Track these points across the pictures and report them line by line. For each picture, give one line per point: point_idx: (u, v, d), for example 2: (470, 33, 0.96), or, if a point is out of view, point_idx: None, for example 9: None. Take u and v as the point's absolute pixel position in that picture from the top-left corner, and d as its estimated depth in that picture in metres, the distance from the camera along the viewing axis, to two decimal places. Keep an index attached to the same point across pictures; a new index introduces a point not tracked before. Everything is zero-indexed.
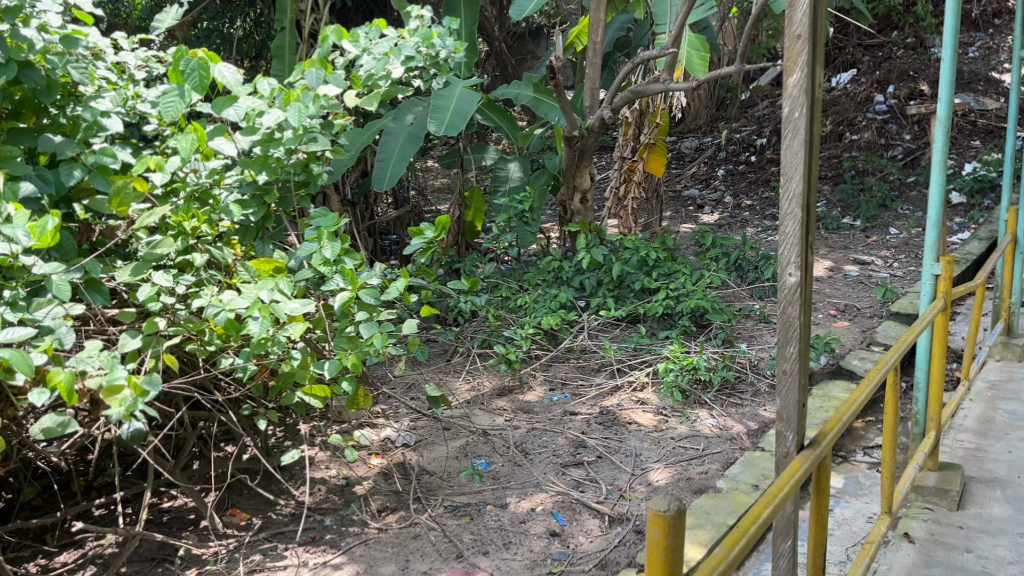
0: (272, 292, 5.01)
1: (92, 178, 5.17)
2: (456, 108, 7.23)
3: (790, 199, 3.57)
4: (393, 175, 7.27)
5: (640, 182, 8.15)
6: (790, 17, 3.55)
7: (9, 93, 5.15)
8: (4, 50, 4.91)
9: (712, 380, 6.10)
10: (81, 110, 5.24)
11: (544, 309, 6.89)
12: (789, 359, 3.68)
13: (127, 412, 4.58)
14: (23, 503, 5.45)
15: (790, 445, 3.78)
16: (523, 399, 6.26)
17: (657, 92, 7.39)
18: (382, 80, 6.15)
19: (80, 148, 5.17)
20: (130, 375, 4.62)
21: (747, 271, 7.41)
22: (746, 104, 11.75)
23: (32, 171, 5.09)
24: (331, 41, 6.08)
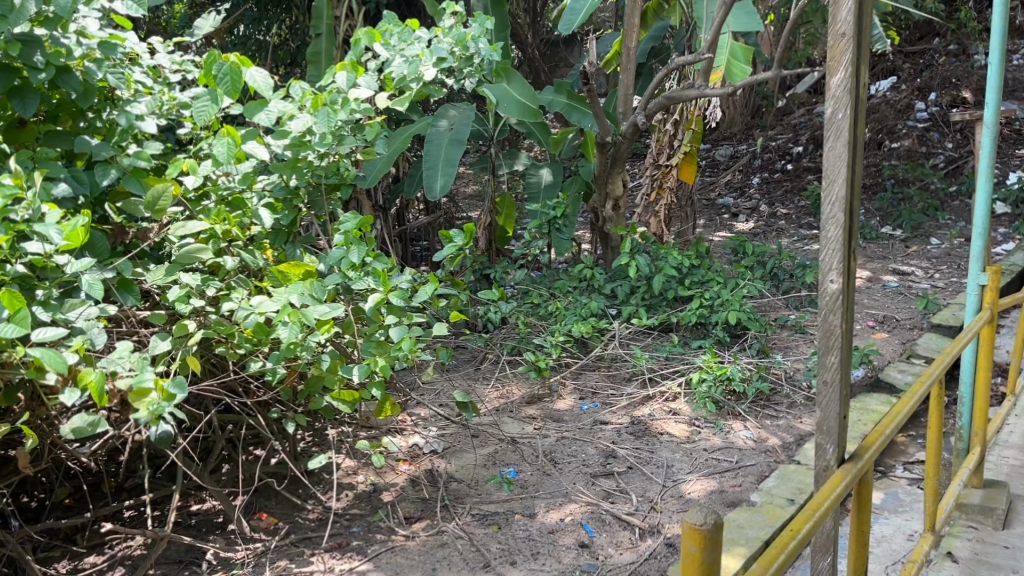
0: (303, 295, 4.95)
1: (126, 181, 5.13)
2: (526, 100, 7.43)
3: (831, 203, 3.53)
4: (445, 184, 7.18)
5: (674, 190, 8.06)
6: (834, 16, 3.51)
7: (47, 96, 5.14)
8: (43, 54, 4.90)
9: (746, 392, 6.00)
10: (116, 114, 5.24)
11: (574, 317, 6.82)
12: (829, 369, 3.65)
13: (153, 416, 4.56)
14: (55, 504, 5.44)
15: (830, 458, 3.73)
16: (553, 407, 6.17)
17: (692, 98, 7.29)
18: (414, 83, 6.15)
19: (115, 149, 5.13)
20: (158, 378, 4.59)
21: (782, 280, 7.28)
22: (783, 111, 11.62)
23: (68, 171, 5.06)
24: (364, 43, 6.14)
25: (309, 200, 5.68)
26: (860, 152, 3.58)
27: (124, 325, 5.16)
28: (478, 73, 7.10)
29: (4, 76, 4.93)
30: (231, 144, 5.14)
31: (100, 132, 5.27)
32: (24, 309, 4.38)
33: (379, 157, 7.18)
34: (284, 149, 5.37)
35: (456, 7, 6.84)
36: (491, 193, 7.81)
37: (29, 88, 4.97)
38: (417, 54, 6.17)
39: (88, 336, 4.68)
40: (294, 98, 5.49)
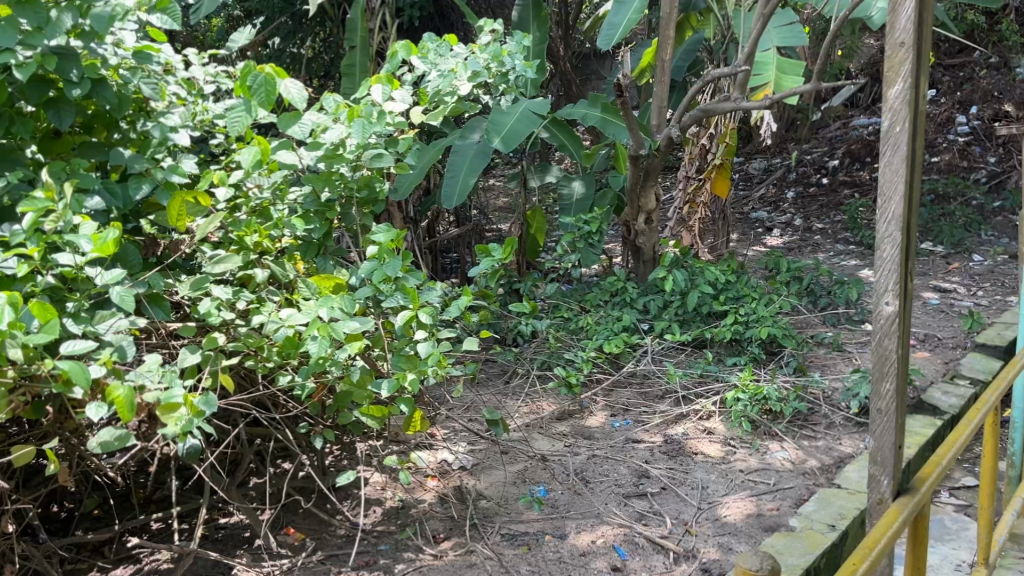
0: (332, 309, 4.83)
1: (159, 194, 5.02)
2: (514, 126, 7.05)
3: (888, 222, 3.62)
4: (463, 192, 7.12)
5: (707, 204, 7.95)
6: (893, 25, 3.57)
7: (82, 107, 5.07)
8: (79, 66, 4.84)
9: (784, 411, 5.86)
10: (150, 125, 5.17)
11: (606, 332, 6.71)
12: (885, 397, 3.75)
13: (182, 432, 4.41)
14: (83, 515, 5.37)
15: (885, 492, 3.80)
16: (585, 424, 6.06)
17: (727, 111, 7.16)
18: (449, 96, 6.04)
19: (150, 162, 5.04)
20: (187, 393, 4.45)
21: (819, 296, 7.11)
22: (818, 124, 11.47)
23: (101, 184, 4.96)
24: (400, 57, 6.03)
25: (340, 213, 5.55)
26: (916, 170, 3.64)
27: (155, 337, 5.08)
28: (513, 89, 7.08)
29: (38, 88, 4.86)
30: (258, 154, 5.05)
31: (134, 144, 5.21)
32: (52, 320, 4.25)
33: (410, 172, 7.11)
34: (317, 161, 5.30)
35: (492, 22, 6.83)
36: (522, 205, 7.71)
37: (64, 101, 4.91)
38: (452, 68, 6.10)
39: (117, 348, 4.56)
40: (328, 110, 5.46)
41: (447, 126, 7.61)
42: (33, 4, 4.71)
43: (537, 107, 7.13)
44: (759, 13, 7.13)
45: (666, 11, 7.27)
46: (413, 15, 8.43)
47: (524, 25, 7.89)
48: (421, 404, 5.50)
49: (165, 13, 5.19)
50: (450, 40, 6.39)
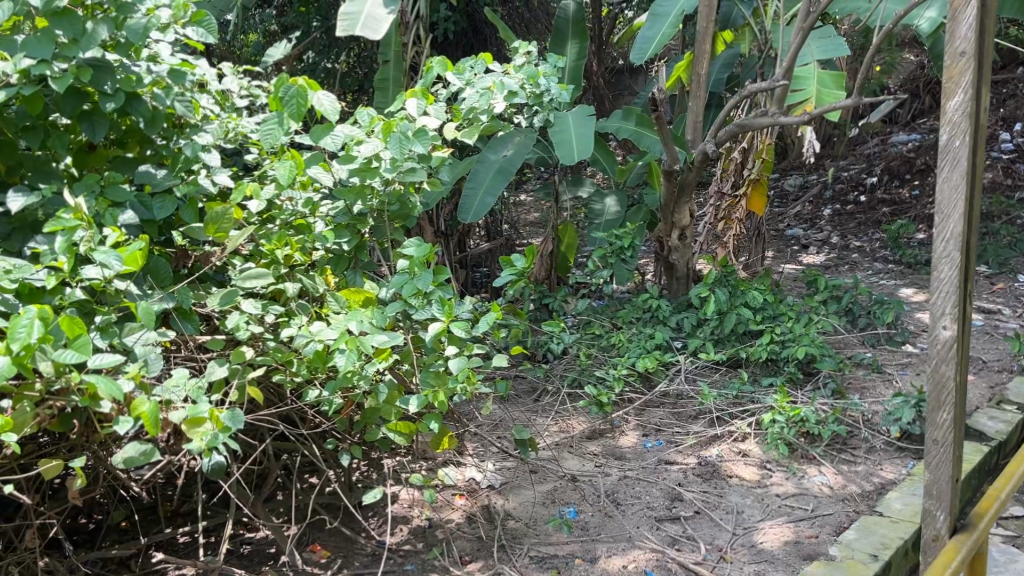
0: (360, 322, 4.72)
1: (184, 211, 4.99)
2: (578, 136, 6.90)
3: (947, 241, 3.85)
4: (479, 209, 6.94)
5: (742, 221, 7.82)
6: (953, 35, 3.78)
7: (116, 124, 5.03)
8: (116, 79, 4.79)
9: (822, 434, 5.71)
10: (182, 142, 5.14)
11: (638, 350, 6.58)
12: (942, 426, 4.00)
13: (207, 449, 4.20)
14: (110, 527, 5.28)
15: (942, 530, 4.08)
16: (616, 444, 5.93)
17: (766, 126, 6.99)
18: (484, 113, 5.92)
19: (180, 179, 5.06)
20: (213, 407, 4.24)
21: (858, 316, 6.92)
22: (856, 141, 11.31)
23: (134, 197, 4.94)
24: (435, 73, 5.86)
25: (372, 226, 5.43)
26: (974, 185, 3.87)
27: (183, 352, 4.98)
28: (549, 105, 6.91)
29: (71, 101, 4.80)
30: (293, 167, 5.00)
31: (166, 160, 5.17)
32: (83, 334, 4.12)
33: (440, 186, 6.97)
34: (350, 174, 5.22)
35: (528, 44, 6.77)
36: (554, 220, 7.59)
37: (98, 113, 4.87)
38: (488, 85, 6.00)
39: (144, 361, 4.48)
40: (362, 124, 5.33)
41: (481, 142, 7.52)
42: (70, 16, 4.66)
43: (583, 114, 7.03)
44: (798, 27, 7.01)
45: (703, 25, 7.15)
46: (446, 28, 8.36)
47: (562, 41, 7.67)
48: (450, 421, 5.38)
49: (201, 27, 5.19)
50: (485, 60, 6.25)
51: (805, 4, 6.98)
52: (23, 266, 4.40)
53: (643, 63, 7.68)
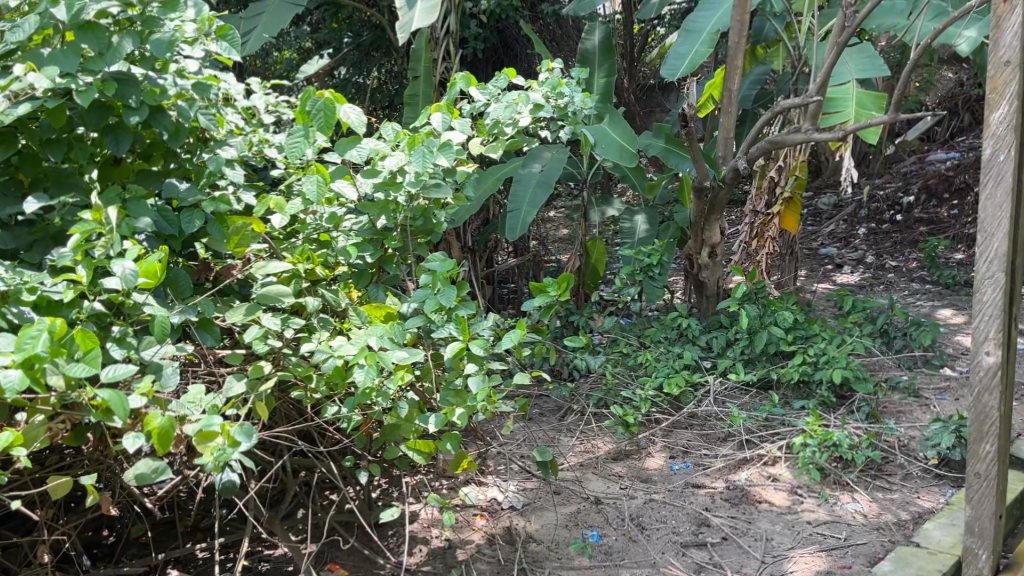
0: (381, 339, 4.48)
1: (209, 227, 4.72)
2: (624, 141, 6.94)
3: (989, 261, 4.21)
4: (524, 224, 6.87)
5: (775, 239, 7.60)
6: (997, 47, 4.13)
7: (140, 136, 4.83)
8: (139, 92, 4.58)
9: (855, 460, 5.51)
10: (206, 156, 4.94)
11: (666, 369, 6.40)
12: (985, 454, 4.33)
13: (218, 465, 3.98)
14: (130, 540, 5.08)
15: (982, 565, 4.44)
16: (642, 466, 5.76)
17: (799, 143, 6.81)
18: (508, 126, 5.78)
19: (203, 194, 4.76)
20: (224, 421, 4.02)
21: (894, 338, 6.68)
22: (892, 159, 11.10)
23: (155, 211, 4.65)
24: (459, 87, 5.66)
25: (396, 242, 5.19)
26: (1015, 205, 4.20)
27: (201, 366, 4.66)
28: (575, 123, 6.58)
29: (95, 115, 4.60)
30: (320, 182, 4.83)
31: (190, 174, 4.97)
32: (95, 346, 3.89)
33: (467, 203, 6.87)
34: (374, 189, 5.00)
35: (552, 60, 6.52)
36: (582, 235, 7.48)
37: (122, 127, 4.68)
38: (513, 99, 5.84)
39: (160, 376, 4.20)
40: (387, 140, 5.10)
41: (509, 158, 7.39)
42: (95, 29, 4.47)
43: (621, 122, 7.07)
44: (832, 43, 6.83)
45: (736, 41, 6.95)
46: (475, 45, 8.25)
47: (591, 61, 7.53)
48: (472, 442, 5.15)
49: (223, 40, 4.92)
50: (508, 74, 6.03)
51: (839, 20, 6.80)
52: (39, 277, 4.18)
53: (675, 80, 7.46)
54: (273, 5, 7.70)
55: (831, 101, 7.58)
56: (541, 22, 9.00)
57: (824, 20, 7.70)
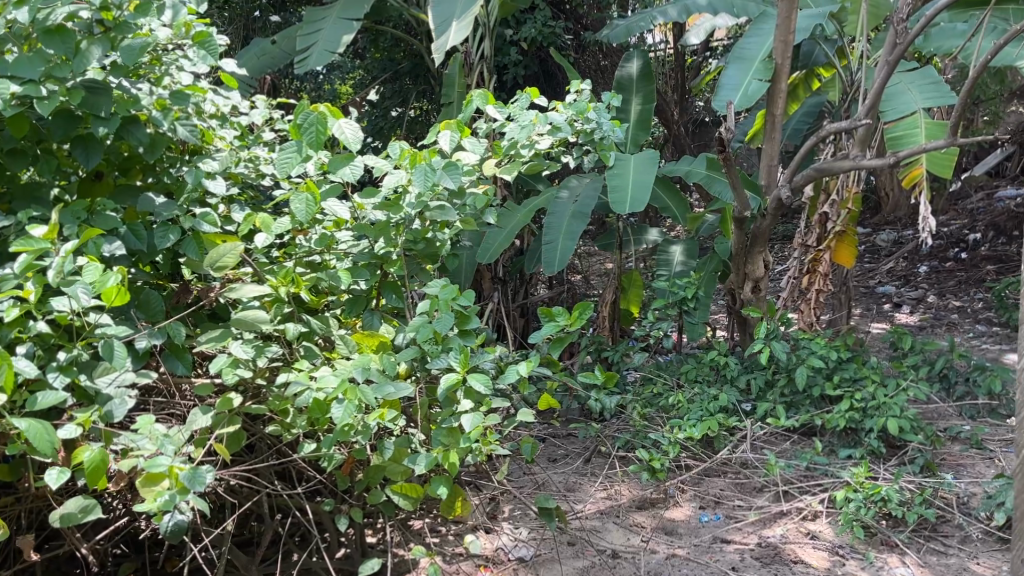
0: (368, 370, 4.00)
1: (185, 245, 4.09)
2: (635, 181, 5.99)
3: None
4: (563, 258, 6.03)
5: (828, 274, 6.67)
6: None
7: (115, 147, 4.17)
8: (110, 99, 3.95)
9: (906, 519, 4.94)
10: (186, 170, 4.25)
11: (700, 412, 5.73)
12: None
13: (156, 508, 3.51)
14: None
15: None
16: (667, 517, 5.22)
17: (848, 171, 6.11)
18: (525, 150, 5.35)
19: (181, 209, 4.12)
20: (173, 463, 3.55)
21: (955, 384, 5.91)
22: (956, 195, 10.47)
23: (124, 226, 4.01)
24: (474, 105, 5.31)
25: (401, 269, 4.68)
26: None
27: (166, 397, 4.11)
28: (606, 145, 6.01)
29: (62, 124, 3.96)
30: (310, 201, 4.30)
31: (169, 189, 4.29)
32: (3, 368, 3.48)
33: (494, 233, 6.15)
34: (374, 210, 4.54)
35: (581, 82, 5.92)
36: (618, 267, 6.79)
37: (92, 137, 4.02)
38: (532, 119, 5.35)
39: (107, 409, 3.63)
40: (393, 158, 4.68)
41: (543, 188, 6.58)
42: (62, 32, 3.86)
43: (648, 160, 6.08)
44: (883, 62, 6.25)
45: (779, 62, 6.33)
46: (517, 73, 7.44)
47: (628, 88, 6.71)
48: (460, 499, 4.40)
49: (201, 49, 4.24)
50: (530, 93, 5.49)
51: (891, 36, 6.15)
52: None
53: (727, 113, 6.71)
54: (330, 22, 6.68)
55: (898, 138, 6.74)
56: (582, 55, 8.02)
57: (876, 44, 7.06)
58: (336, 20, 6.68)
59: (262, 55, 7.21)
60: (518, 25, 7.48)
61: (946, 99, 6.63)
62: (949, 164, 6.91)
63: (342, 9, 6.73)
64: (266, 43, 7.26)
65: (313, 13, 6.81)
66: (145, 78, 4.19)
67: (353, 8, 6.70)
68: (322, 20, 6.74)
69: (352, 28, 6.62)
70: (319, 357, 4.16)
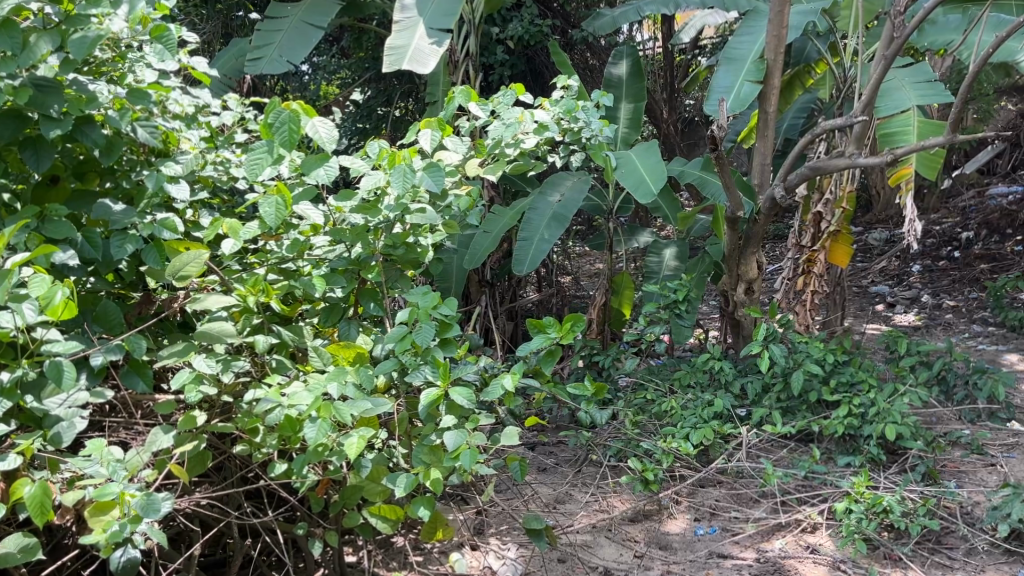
0: (344, 385, 3.79)
1: (146, 253, 3.91)
2: (647, 167, 5.78)
3: None
4: (535, 259, 5.85)
5: (823, 275, 6.45)
6: None
7: (69, 150, 4.01)
8: (61, 98, 3.79)
9: (910, 531, 4.73)
10: (146, 173, 4.03)
11: (694, 419, 5.50)
12: None
13: (105, 539, 3.31)
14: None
15: None
16: (661, 530, 5.02)
17: (844, 168, 5.88)
18: (509, 149, 5.11)
19: (140, 217, 3.92)
20: (126, 490, 3.37)
21: (953, 387, 5.66)
22: (948, 193, 10.26)
23: (77, 233, 3.84)
24: (456, 103, 5.06)
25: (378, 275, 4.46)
26: None
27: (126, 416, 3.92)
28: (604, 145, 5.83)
29: (11, 125, 3.81)
30: (280, 205, 4.10)
31: (129, 194, 4.09)
32: None
33: (479, 235, 5.93)
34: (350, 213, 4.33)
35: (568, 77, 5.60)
36: (608, 269, 6.53)
37: (42, 141, 3.86)
38: (517, 117, 5.12)
39: (55, 431, 3.51)
40: (371, 157, 4.45)
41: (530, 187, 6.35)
42: (7, 26, 3.70)
43: (649, 150, 5.90)
44: (880, 57, 6.03)
45: (772, 58, 6.09)
46: (503, 73, 7.18)
47: (616, 88, 6.51)
48: (444, 517, 4.19)
49: (158, 43, 4.09)
50: (515, 89, 5.23)
51: (888, 30, 5.97)
52: None
53: (719, 115, 6.51)
54: (291, 24, 6.50)
55: (891, 135, 6.53)
56: (571, 54, 7.71)
57: (871, 39, 6.83)
58: (297, 22, 6.50)
59: (236, 56, 6.99)
60: (504, 22, 7.23)
61: (941, 97, 6.40)
62: (936, 165, 6.77)
63: (306, 11, 6.54)
64: (241, 43, 7.03)
65: (276, 11, 6.61)
66: (108, 75, 4.07)
67: (318, 12, 6.50)
68: (283, 19, 6.55)
69: (313, 34, 6.44)
70: (290, 370, 3.95)
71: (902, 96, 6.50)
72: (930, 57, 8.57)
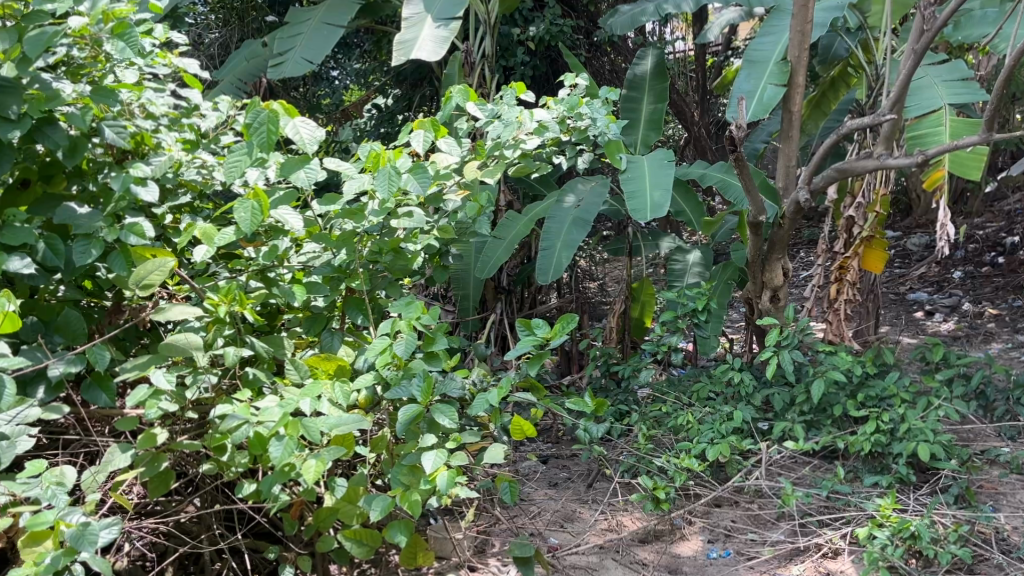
0: (318, 401, 3.57)
1: (111, 259, 3.72)
2: (653, 183, 5.43)
3: None
4: (560, 266, 5.53)
5: (855, 282, 6.00)
6: None
7: (32, 151, 3.85)
8: (21, 99, 3.66)
9: (938, 558, 4.40)
10: (113, 174, 3.83)
11: (711, 433, 5.15)
12: None
13: (36, 572, 3.20)
14: None
15: None
16: (673, 552, 4.72)
17: (872, 170, 5.54)
18: (509, 150, 4.77)
19: (107, 221, 3.72)
20: (61, 519, 3.26)
21: (993, 401, 5.28)
22: (994, 195, 9.83)
23: (37, 238, 3.67)
24: (453, 102, 4.86)
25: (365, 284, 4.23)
26: None
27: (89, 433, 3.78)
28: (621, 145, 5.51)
29: None
30: (256, 210, 3.84)
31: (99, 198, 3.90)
32: None
33: (495, 245, 5.61)
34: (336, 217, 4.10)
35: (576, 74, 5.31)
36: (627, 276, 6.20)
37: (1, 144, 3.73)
38: (517, 116, 4.82)
39: None
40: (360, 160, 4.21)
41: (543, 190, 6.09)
42: None
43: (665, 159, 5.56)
44: (909, 52, 5.65)
45: (796, 56, 5.77)
46: (523, 74, 6.84)
47: (639, 88, 6.18)
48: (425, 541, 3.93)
49: (121, 41, 3.82)
50: (516, 89, 4.95)
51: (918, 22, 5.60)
52: None
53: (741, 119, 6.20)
54: (311, 26, 6.24)
55: (921, 137, 6.15)
56: (595, 55, 7.35)
57: (903, 35, 6.44)
58: (317, 24, 6.24)
59: (251, 58, 6.74)
60: (524, 21, 6.88)
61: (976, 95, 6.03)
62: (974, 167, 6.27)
63: (327, 11, 6.28)
64: (256, 44, 6.78)
65: (296, 16, 6.36)
66: (89, 77, 3.90)
67: (339, 12, 6.23)
68: (305, 23, 6.29)
69: (336, 34, 6.18)
70: (266, 384, 3.73)
71: (937, 99, 6.10)
72: (971, 56, 8.16)
